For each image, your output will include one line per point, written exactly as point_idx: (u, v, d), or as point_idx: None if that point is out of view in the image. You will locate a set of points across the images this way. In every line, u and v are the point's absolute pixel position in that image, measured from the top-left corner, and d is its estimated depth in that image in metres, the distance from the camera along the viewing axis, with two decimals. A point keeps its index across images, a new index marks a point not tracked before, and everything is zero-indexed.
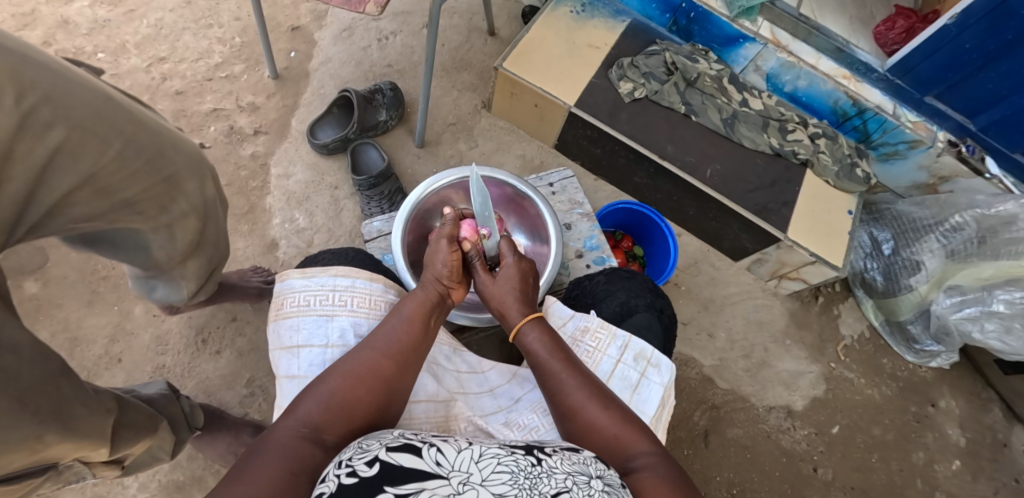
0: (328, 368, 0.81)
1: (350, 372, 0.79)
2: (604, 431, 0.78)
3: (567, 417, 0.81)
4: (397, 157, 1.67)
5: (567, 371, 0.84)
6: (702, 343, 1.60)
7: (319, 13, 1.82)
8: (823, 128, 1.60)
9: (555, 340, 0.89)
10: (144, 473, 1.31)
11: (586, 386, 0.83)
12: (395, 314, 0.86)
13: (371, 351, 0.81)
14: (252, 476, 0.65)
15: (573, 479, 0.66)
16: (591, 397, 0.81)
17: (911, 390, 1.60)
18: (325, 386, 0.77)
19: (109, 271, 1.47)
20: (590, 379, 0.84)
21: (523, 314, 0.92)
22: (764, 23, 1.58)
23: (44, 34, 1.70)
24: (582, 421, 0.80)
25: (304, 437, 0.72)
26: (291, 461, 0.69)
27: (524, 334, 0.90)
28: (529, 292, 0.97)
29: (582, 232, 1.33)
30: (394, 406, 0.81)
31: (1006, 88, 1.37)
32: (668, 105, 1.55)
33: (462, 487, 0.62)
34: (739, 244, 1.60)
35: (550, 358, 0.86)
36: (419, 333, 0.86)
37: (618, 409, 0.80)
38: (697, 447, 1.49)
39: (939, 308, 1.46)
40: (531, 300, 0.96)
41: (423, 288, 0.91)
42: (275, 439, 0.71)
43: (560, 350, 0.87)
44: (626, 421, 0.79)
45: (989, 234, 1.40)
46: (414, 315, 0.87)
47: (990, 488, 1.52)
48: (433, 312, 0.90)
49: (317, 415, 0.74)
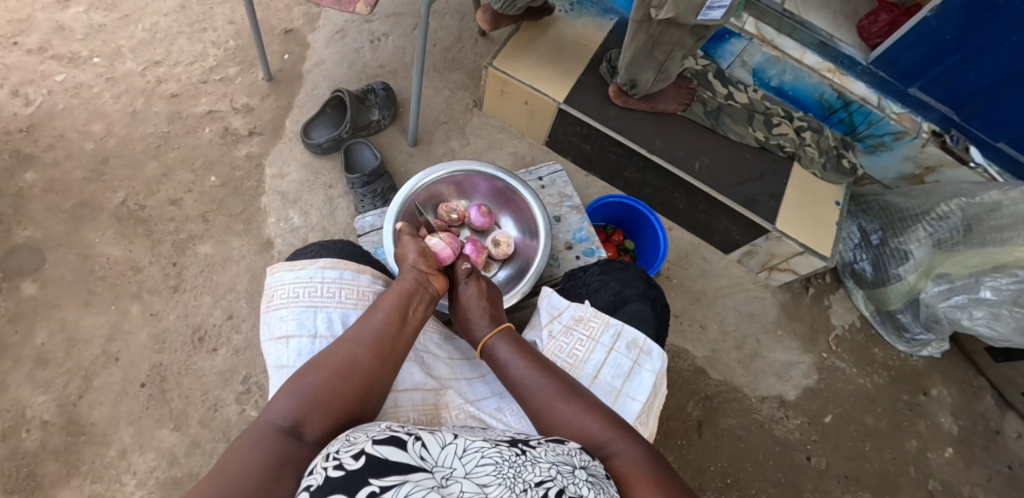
0: (308, 364, 0.82)
1: (330, 366, 0.80)
2: (577, 426, 0.78)
3: (537, 419, 0.82)
4: (391, 156, 1.69)
5: (536, 375, 0.85)
6: (694, 334, 1.62)
7: (313, 16, 1.85)
8: (809, 121, 1.61)
9: (522, 348, 0.89)
10: (143, 470, 1.32)
11: (551, 387, 0.82)
12: (373, 309, 0.89)
13: (353, 344, 0.83)
14: (239, 466, 0.66)
15: (558, 468, 0.67)
16: (557, 398, 0.81)
17: (902, 379, 1.62)
18: (301, 382, 0.78)
19: (106, 271, 1.49)
20: (555, 378, 0.84)
21: (490, 329, 0.95)
22: (748, 20, 1.61)
23: (40, 40, 1.73)
24: (552, 421, 0.80)
25: (284, 431, 0.73)
26: (276, 451, 0.69)
27: (490, 348, 0.91)
28: (489, 308, 0.99)
29: (571, 225, 1.35)
30: (372, 399, 0.82)
31: (987, 79, 1.39)
32: None
33: (445, 482, 0.64)
34: (729, 237, 1.62)
35: (517, 365, 0.87)
36: (396, 326, 0.87)
37: (588, 404, 0.80)
38: (691, 438, 1.51)
39: (928, 297, 1.49)
40: (496, 316, 0.98)
41: (404, 279, 0.95)
42: (255, 432, 0.72)
43: (526, 355, 0.88)
44: (595, 413, 0.78)
45: (974, 223, 1.43)
46: (393, 308, 0.89)
47: (983, 476, 1.53)
48: (415, 297, 0.93)
49: (296, 410, 0.75)
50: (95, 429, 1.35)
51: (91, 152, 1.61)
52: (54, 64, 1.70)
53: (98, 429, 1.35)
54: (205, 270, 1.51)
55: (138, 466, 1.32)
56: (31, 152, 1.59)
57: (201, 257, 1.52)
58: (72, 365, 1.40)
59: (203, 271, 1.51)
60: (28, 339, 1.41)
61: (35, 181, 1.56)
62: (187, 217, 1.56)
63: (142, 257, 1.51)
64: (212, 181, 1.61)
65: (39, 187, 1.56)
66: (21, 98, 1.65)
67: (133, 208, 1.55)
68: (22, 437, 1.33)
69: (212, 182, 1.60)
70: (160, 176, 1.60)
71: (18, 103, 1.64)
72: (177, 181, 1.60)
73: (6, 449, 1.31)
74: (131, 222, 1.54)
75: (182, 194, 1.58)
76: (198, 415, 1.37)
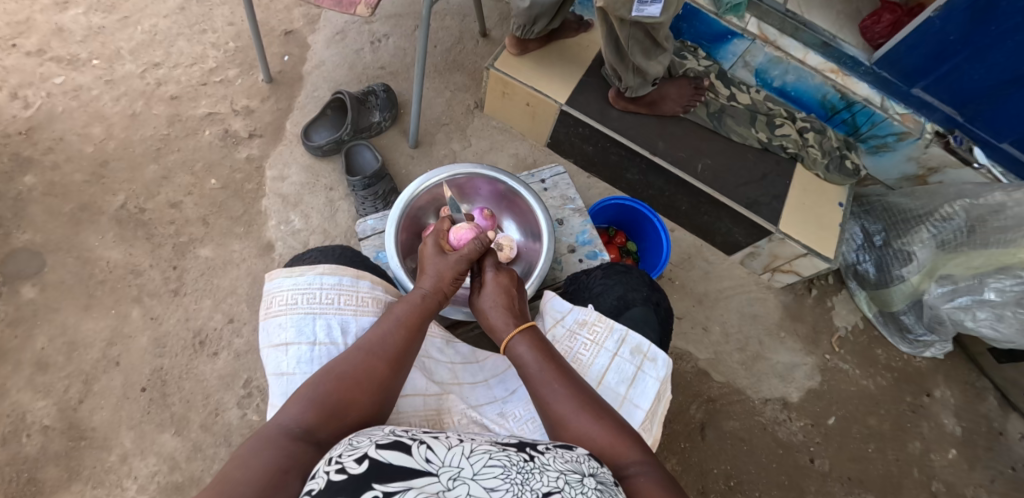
0: (321, 370, 0.81)
1: (344, 376, 0.79)
2: (598, 440, 0.77)
3: (556, 427, 0.81)
4: (392, 158, 1.68)
5: (559, 381, 0.83)
6: (697, 336, 1.61)
7: (313, 17, 1.84)
8: (811, 122, 1.61)
9: (545, 352, 0.88)
10: (144, 474, 1.32)
11: (575, 396, 0.82)
12: (390, 319, 0.86)
13: (370, 356, 0.81)
14: (240, 473, 0.65)
15: (566, 477, 0.66)
16: (580, 408, 0.80)
17: (905, 380, 1.61)
18: (314, 390, 0.77)
19: (107, 275, 1.48)
20: (578, 387, 0.83)
21: (512, 326, 0.92)
22: (750, 20, 1.60)
23: (39, 42, 1.72)
24: (573, 431, 0.79)
25: (296, 437, 0.72)
26: (282, 458, 0.69)
27: (513, 347, 0.90)
28: (514, 304, 0.96)
29: (574, 227, 1.34)
30: (386, 407, 0.82)
31: (992, 79, 1.39)
32: None
33: (452, 484, 0.63)
34: (732, 239, 1.62)
35: (540, 368, 0.85)
36: (410, 338, 0.86)
37: (610, 418, 0.79)
38: (694, 440, 1.50)
39: (931, 299, 1.49)
40: (519, 313, 0.95)
41: (417, 293, 0.91)
42: (262, 437, 0.71)
43: (550, 359, 0.87)
44: (618, 429, 0.78)
45: (978, 224, 1.43)
46: (407, 319, 0.87)
47: (986, 477, 1.53)
48: (428, 317, 0.90)
49: (307, 417, 0.74)
50: (95, 433, 1.34)
51: (90, 155, 1.60)
52: (52, 66, 1.69)
53: (99, 434, 1.34)
54: (205, 274, 1.50)
55: (139, 471, 1.32)
56: (31, 155, 1.58)
57: (202, 260, 1.51)
58: (72, 370, 1.39)
59: (203, 274, 1.50)
60: (28, 343, 1.41)
61: (34, 184, 1.55)
62: (187, 220, 1.55)
63: (142, 260, 1.50)
64: (212, 184, 1.60)
65: (39, 190, 1.55)
66: (20, 100, 1.64)
67: (133, 211, 1.55)
68: (23, 442, 1.32)
69: (213, 185, 1.60)
70: (159, 179, 1.59)
71: (17, 106, 1.63)
72: (177, 184, 1.59)
73: (7, 455, 1.31)
74: (131, 225, 1.53)
75: (182, 196, 1.58)
76: (199, 419, 1.37)
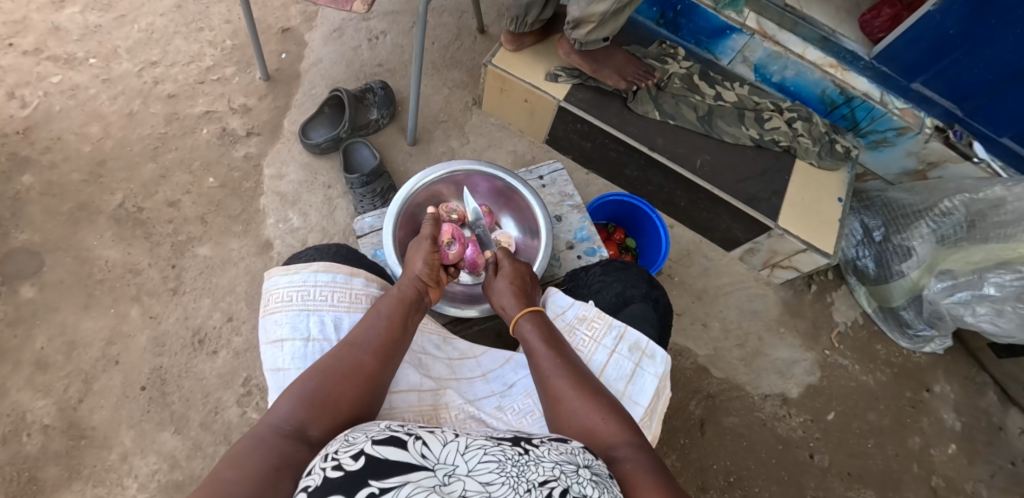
0: (309, 368, 0.81)
1: (332, 370, 0.79)
2: (588, 422, 0.77)
3: (552, 404, 0.81)
4: (390, 155, 1.67)
5: (557, 361, 0.85)
6: (696, 333, 1.61)
7: (310, 14, 1.83)
8: (799, 111, 1.60)
9: (551, 333, 0.90)
10: (144, 473, 1.32)
11: (574, 375, 0.83)
12: (373, 313, 0.87)
13: (356, 349, 0.82)
14: (231, 472, 0.65)
15: (561, 467, 0.66)
16: (575, 387, 0.81)
17: (905, 376, 1.61)
18: (304, 386, 0.77)
19: (105, 274, 1.48)
20: (579, 369, 0.84)
21: (521, 307, 0.94)
22: (749, 14, 1.59)
23: (35, 41, 1.71)
24: (568, 409, 0.79)
25: (288, 435, 0.72)
26: (274, 457, 0.68)
27: (520, 325, 0.92)
28: (523, 288, 0.99)
29: (573, 224, 1.34)
30: (375, 401, 0.82)
31: (992, 73, 1.38)
32: (643, 113, 1.55)
33: (447, 479, 0.63)
34: (731, 234, 1.61)
35: (542, 348, 0.87)
36: (398, 329, 0.87)
37: (603, 402, 0.79)
38: (693, 437, 1.50)
39: (931, 294, 1.49)
40: (527, 296, 0.98)
41: (400, 287, 0.93)
42: (257, 436, 0.71)
43: (553, 340, 0.88)
44: (609, 413, 0.78)
45: (978, 218, 1.43)
46: (393, 313, 0.88)
47: (986, 472, 1.53)
48: (411, 307, 0.91)
49: (300, 413, 0.74)
50: (95, 432, 1.34)
51: (88, 154, 1.60)
52: (49, 66, 1.69)
53: (98, 433, 1.34)
54: (204, 273, 1.50)
55: (139, 470, 1.32)
56: (28, 155, 1.58)
57: (201, 259, 1.51)
58: (72, 369, 1.39)
59: (202, 273, 1.50)
60: (28, 343, 1.41)
61: (32, 183, 1.55)
62: (186, 219, 1.55)
63: (141, 259, 1.50)
64: (210, 183, 1.60)
65: (37, 190, 1.55)
66: (16, 100, 1.64)
67: (131, 210, 1.55)
68: (23, 442, 1.32)
69: (211, 184, 1.59)
70: (157, 178, 1.59)
71: (14, 106, 1.63)
72: (175, 182, 1.59)
73: (7, 454, 1.31)
74: (129, 224, 1.53)
75: (180, 195, 1.57)
76: (199, 418, 1.37)
